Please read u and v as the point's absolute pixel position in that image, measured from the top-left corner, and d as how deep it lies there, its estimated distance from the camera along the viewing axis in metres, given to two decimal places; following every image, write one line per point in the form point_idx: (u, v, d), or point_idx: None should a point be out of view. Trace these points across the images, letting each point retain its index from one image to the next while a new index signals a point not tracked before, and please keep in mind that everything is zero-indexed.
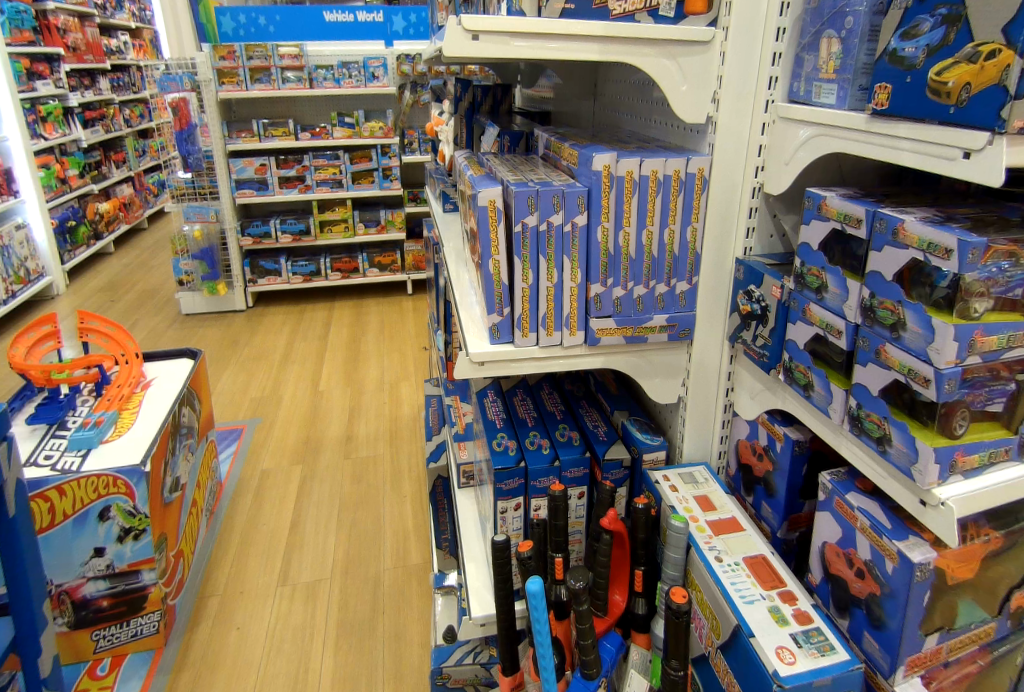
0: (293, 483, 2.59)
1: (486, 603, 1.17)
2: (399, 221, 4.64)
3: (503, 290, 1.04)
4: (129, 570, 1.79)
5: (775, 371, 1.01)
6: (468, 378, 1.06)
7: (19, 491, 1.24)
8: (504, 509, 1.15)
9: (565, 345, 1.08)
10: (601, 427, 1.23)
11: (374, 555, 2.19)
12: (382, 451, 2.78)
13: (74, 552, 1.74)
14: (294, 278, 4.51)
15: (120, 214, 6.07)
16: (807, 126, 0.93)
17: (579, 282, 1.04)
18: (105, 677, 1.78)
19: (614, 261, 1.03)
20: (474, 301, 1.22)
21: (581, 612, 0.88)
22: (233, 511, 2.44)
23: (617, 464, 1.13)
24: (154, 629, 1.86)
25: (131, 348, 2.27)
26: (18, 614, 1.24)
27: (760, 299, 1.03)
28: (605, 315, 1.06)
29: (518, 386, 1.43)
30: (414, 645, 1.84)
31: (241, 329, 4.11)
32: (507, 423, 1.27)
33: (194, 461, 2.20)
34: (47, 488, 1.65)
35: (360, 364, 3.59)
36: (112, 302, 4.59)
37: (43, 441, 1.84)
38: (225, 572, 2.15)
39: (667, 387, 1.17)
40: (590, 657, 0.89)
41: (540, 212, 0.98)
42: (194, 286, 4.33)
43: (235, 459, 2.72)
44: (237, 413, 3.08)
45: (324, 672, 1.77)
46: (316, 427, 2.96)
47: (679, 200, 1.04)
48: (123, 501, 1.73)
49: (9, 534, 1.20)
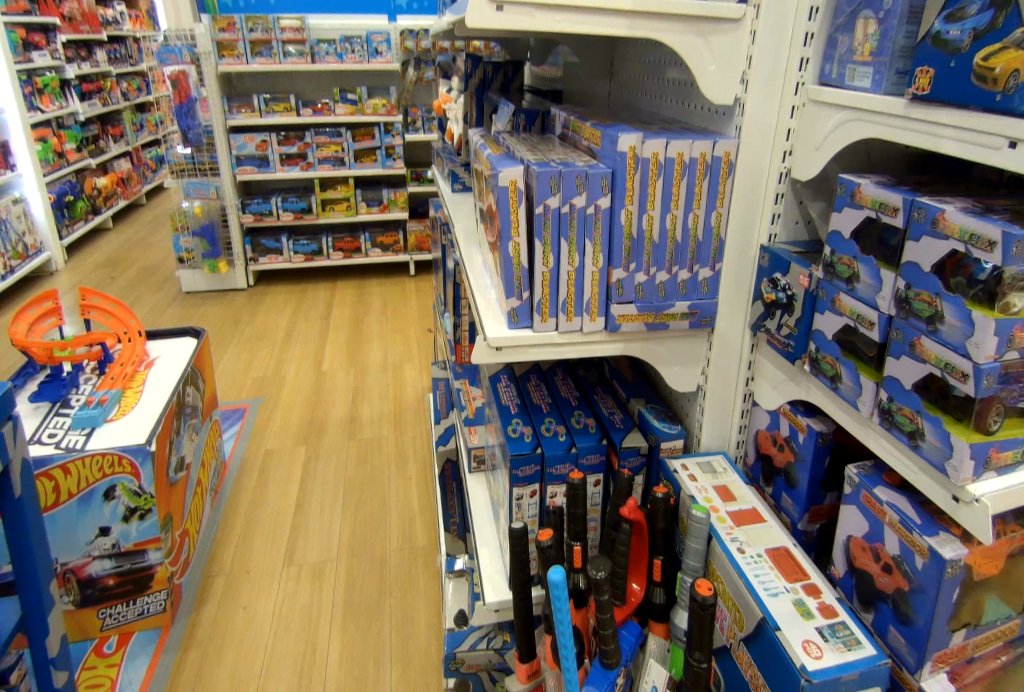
0: (297, 464, 2.58)
1: (501, 589, 1.16)
2: (401, 201, 4.58)
3: (523, 274, 1.02)
4: (136, 549, 1.79)
5: (799, 361, 0.99)
6: (485, 363, 1.07)
7: (26, 471, 1.24)
8: (519, 495, 1.14)
9: (585, 331, 1.07)
10: (618, 414, 1.22)
11: (380, 536, 2.19)
12: (386, 432, 2.77)
13: (79, 531, 1.74)
14: (295, 257, 4.48)
15: (119, 189, 6.00)
16: (839, 112, 0.91)
17: (601, 267, 1.03)
18: (112, 654, 1.79)
19: (637, 245, 1.02)
20: (491, 286, 1.22)
21: (603, 601, 0.87)
22: (238, 490, 2.44)
23: (634, 451, 1.13)
24: (162, 607, 1.87)
25: (133, 326, 2.27)
26: (24, 592, 1.25)
27: (785, 287, 1.01)
28: (626, 301, 1.05)
29: (532, 372, 1.44)
30: (422, 625, 1.85)
31: (242, 309, 4.07)
32: (522, 409, 1.27)
33: (198, 442, 2.20)
34: (52, 466, 1.66)
35: (362, 344, 3.57)
36: (111, 279, 4.56)
37: (47, 419, 1.84)
38: (231, 551, 2.16)
39: (685, 376, 1.16)
40: (609, 646, 0.87)
41: (563, 193, 0.97)
42: (195, 264, 4.31)
43: (239, 439, 2.72)
44: (240, 393, 3.07)
45: (331, 652, 1.78)
46: (320, 408, 2.95)
47: (704, 185, 1.02)
48: (129, 480, 1.73)
49: (16, 515, 1.20)
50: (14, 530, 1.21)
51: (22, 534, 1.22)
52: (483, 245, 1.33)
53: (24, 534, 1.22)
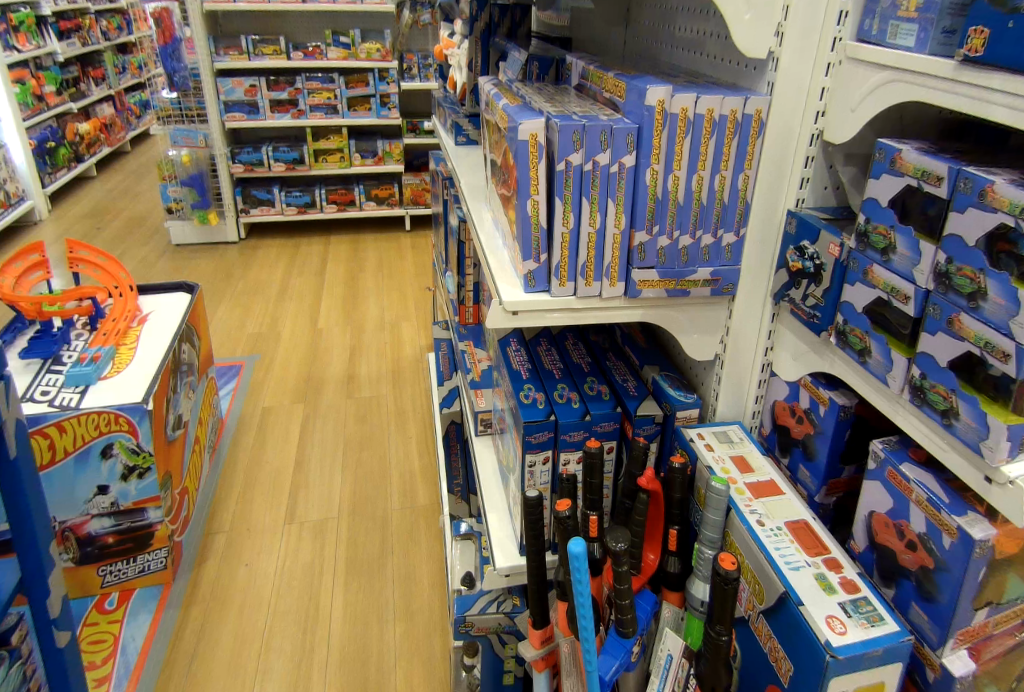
0: (296, 422, 2.57)
1: (511, 554, 1.16)
2: (396, 152, 4.46)
3: (541, 235, 0.99)
4: (135, 508, 1.78)
5: (825, 333, 0.96)
6: (501, 328, 1.04)
7: (20, 430, 1.22)
8: (532, 462, 1.13)
9: (604, 296, 1.04)
10: (631, 381, 1.21)
11: (381, 494, 2.20)
12: (385, 390, 2.75)
13: (77, 489, 1.73)
14: (288, 209, 4.37)
15: (102, 135, 5.79)
16: (879, 71, 0.87)
17: (623, 229, 0.99)
18: (114, 610, 1.80)
19: (661, 206, 0.98)
20: (504, 247, 1.19)
21: (621, 572, 0.85)
22: (237, 447, 2.43)
23: (649, 420, 1.11)
24: (162, 564, 1.87)
25: (124, 280, 2.21)
26: (23, 553, 1.23)
27: (814, 256, 0.98)
28: (647, 266, 1.02)
29: (542, 335, 1.42)
30: (425, 583, 1.87)
31: (234, 262, 3.99)
32: (533, 374, 1.26)
33: (195, 399, 2.17)
34: (47, 424, 1.64)
35: (359, 300, 3.52)
36: (98, 229, 4.44)
37: (39, 376, 1.80)
38: (231, 508, 2.16)
39: (703, 344, 1.13)
40: (626, 616, 0.86)
41: (586, 150, 0.92)
42: (183, 215, 4.19)
43: (235, 395, 2.69)
44: (235, 349, 3.04)
45: (335, 609, 1.80)
46: (317, 365, 2.93)
47: (732, 145, 0.98)
48: (126, 438, 1.71)
49: (11, 476, 1.18)
50: (9, 488, 1.19)
51: (19, 494, 1.20)
52: (494, 202, 1.30)
53: (21, 494, 1.20)
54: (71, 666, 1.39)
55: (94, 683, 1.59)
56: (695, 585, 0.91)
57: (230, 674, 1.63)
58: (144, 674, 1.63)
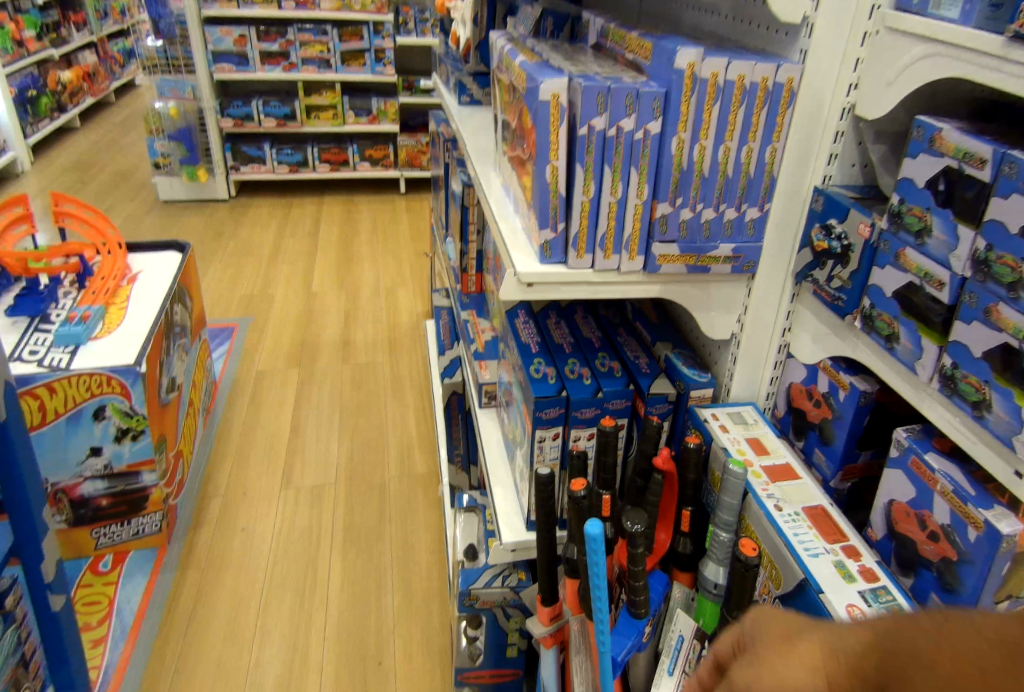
0: (291, 387, 2.54)
1: (517, 529, 1.15)
2: (392, 112, 4.33)
3: (560, 203, 0.95)
4: (129, 470, 1.76)
5: (850, 316, 0.94)
6: (515, 299, 1.01)
7: (8, 392, 1.19)
8: (542, 437, 1.12)
9: (622, 270, 1.01)
10: (644, 358, 1.18)
11: (378, 462, 2.19)
12: (381, 357, 2.72)
13: (70, 450, 1.70)
14: (279, 168, 4.25)
15: (85, 84, 5.58)
16: (919, 44, 0.83)
17: (645, 199, 0.96)
18: (108, 573, 1.79)
19: (685, 178, 0.95)
20: (516, 213, 1.16)
21: (638, 555, 0.83)
22: (232, 410, 2.41)
23: (662, 398, 1.09)
24: (157, 528, 1.85)
25: (112, 237, 2.14)
26: (15, 515, 1.21)
27: (841, 236, 0.95)
28: (669, 239, 0.99)
29: (550, 308, 1.40)
30: (423, 551, 1.88)
31: (225, 221, 3.89)
32: (543, 348, 1.23)
33: (189, 361, 2.13)
34: (36, 386, 1.60)
35: (353, 264, 3.46)
36: (84, 183, 4.31)
37: (27, 335, 1.75)
38: (226, 473, 2.14)
39: (720, 323, 1.11)
40: (640, 598, 0.85)
41: (610, 114, 0.89)
42: (171, 170, 4.07)
43: (228, 358, 2.65)
44: (228, 310, 2.98)
45: (332, 575, 1.81)
46: (312, 329, 2.88)
47: (762, 114, 0.93)
48: (119, 401, 1.68)
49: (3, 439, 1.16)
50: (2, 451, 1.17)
51: (9, 457, 1.17)
52: (506, 166, 1.26)
53: (12, 455, 1.18)
54: (68, 629, 1.37)
55: (90, 644, 1.59)
56: (709, 567, 0.88)
57: (227, 638, 1.64)
58: (141, 636, 1.63)
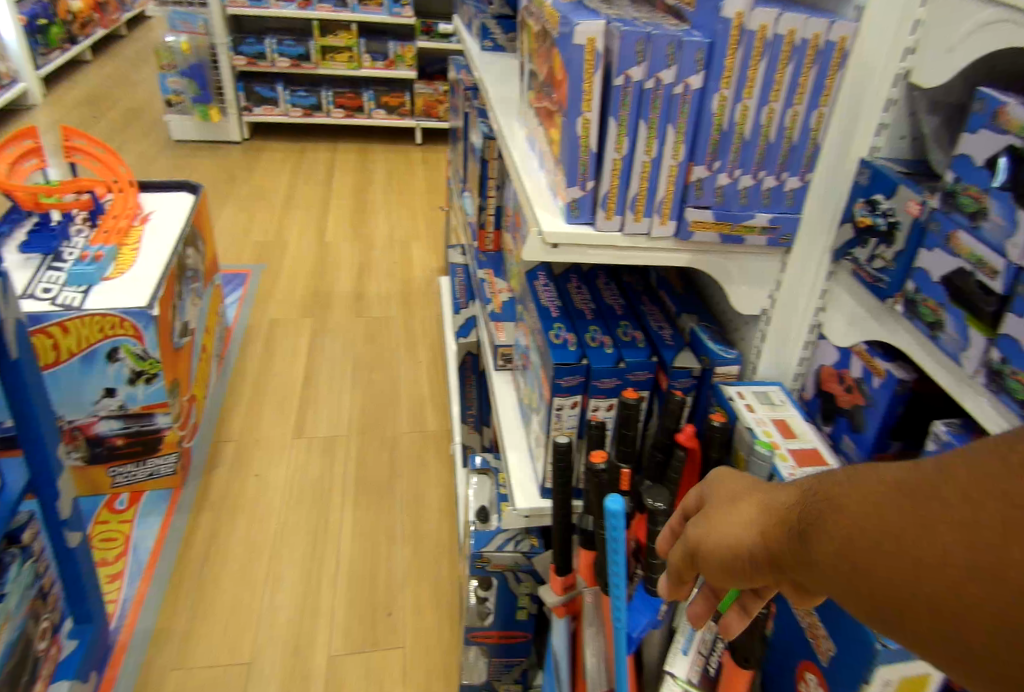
0: (304, 337, 2.52)
1: (531, 496, 1.15)
2: (409, 57, 4.18)
3: (590, 159, 0.91)
4: (143, 412, 1.77)
5: (891, 299, 0.91)
6: (538, 259, 0.99)
7: (20, 330, 1.17)
8: (560, 405, 1.10)
9: (652, 235, 0.98)
10: (667, 330, 1.16)
11: (390, 417, 2.19)
12: (394, 311, 2.70)
13: (84, 390, 1.70)
14: (293, 111, 4.15)
15: (97, 15, 5.42)
16: (985, 8, 0.76)
17: (681, 161, 0.91)
18: (125, 510, 1.82)
19: (725, 140, 0.90)
20: (540, 168, 1.11)
21: (655, 532, 0.84)
22: (245, 358, 2.40)
23: (685, 372, 1.07)
24: (172, 470, 1.87)
25: (123, 174, 2.09)
26: (30, 450, 1.21)
27: (887, 212, 0.91)
28: (703, 205, 0.95)
29: (571, 272, 1.36)
30: (433, 507, 1.89)
31: (238, 165, 3.82)
32: (563, 313, 1.20)
33: (202, 306, 2.12)
34: (49, 325, 1.59)
35: (367, 215, 3.40)
36: (95, 118, 4.23)
37: (40, 272, 1.73)
38: (239, 419, 2.15)
39: (751, 298, 1.10)
40: (658, 576, 0.83)
41: (650, 65, 0.84)
42: (184, 109, 3.98)
43: (241, 306, 2.63)
44: (241, 256, 2.95)
45: (343, 526, 1.83)
46: (325, 280, 2.85)
47: (811, 75, 0.88)
48: (132, 343, 1.67)
49: (15, 377, 1.15)
50: (11, 386, 1.16)
51: (22, 394, 1.17)
52: (530, 118, 1.21)
53: (27, 397, 1.17)
54: (85, 563, 1.39)
55: (107, 579, 1.64)
56: None
57: (241, 580, 1.67)
58: (157, 573, 1.67)
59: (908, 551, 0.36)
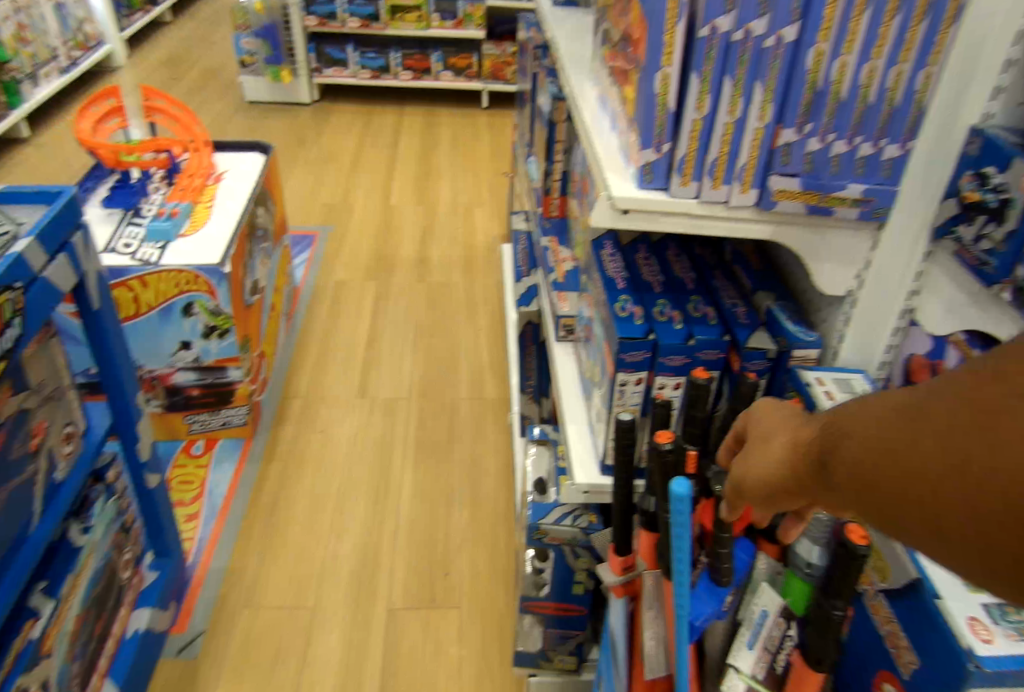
0: (368, 299, 2.56)
1: (591, 472, 1.14)
2: (478, 16, 4.09)
3: (668, 119, 0.85)
4: (216, 365, 1.83)
5: (999, 287, 0.79)
6: (609, 224, 0.96)
7: (102, 284, 1.21)
8: (623, 381, 1.07)
9: (730, 203, 0.92)
10: (741, 309, 1.10)
11: (451, 382, 2.21)
12: (456, 277, 2.70)
13: (162, 341, 1.77)
14: (362, 72, 4.17)
15: None
16: None
17: (768, 123, 0.85)
18: (201, 456, 1.91)
19: (819, 101, 0.83)
20: (612, 130, 1.06)
21: (723, 520, 0.78)
22: (312, 317, 2.46)
23: (760, 354, 1.02)
24: (244, 420, 1.94)
25: (199, 134, 2.13)
26: (113, 396, 1.27)
27: (998, 186, 0.79)
28: (790, 172, 0.89)
29: (640, 242, 1.31)
30: (492, 474, 1.91)
31: (308, 126, 3.87)
32: (630, 285, 1.16)
33: (272, 266, 2.17)
34: (129, 278, 1.66)
35: (432, 179, 3.39)
36: (175, 79, 4.35)
37: (121, 228, 1.80)
38: (307, 377, 2.20)
39: (836, 277, 1.03)
40: (724, 565, 0.81)
41: (739, 14, 0.77)
42: (257, 70, 4.04)
43: (309, 266, 2.69)
44: (309, 218, 3.00)
45: (405, 485, 1.86)
46: (389, 243, 2.87)
47: (921, 29, 0.79)
48: (206, 299, 1.73)
49: (96, 328, 1.20)
50: (95, 336, 1.21)
51: (104, 344, 1.22)
52: (604, 77, 1.16)
53: (107, 345, 1.22)
54: (165, 504, 1.46)
55: (185, 518, 1.74)
56: (802, 545, 0.79)
57: (307, 530, 1.73)
58: (230, 516, 1.75)
59: (893, 466, 0.41)
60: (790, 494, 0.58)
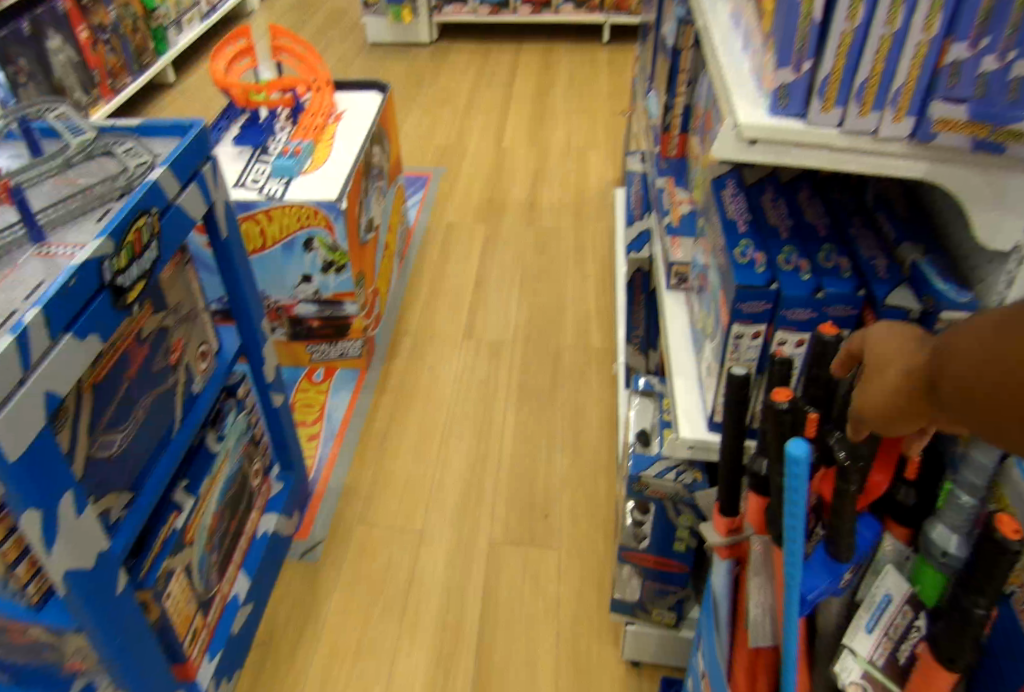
0: (477, 242, 2.55)
1: (697, 425, 1.09)
2: None
3: (812, 32, 0.75)
4: (335, 299, 1.91)
5: None
6: (731, 156, 0.87)
7: (229, 213, 1.26)
8: (739, 335, 0.99)
9: (878, 134, 0.79)
10: (881, 263, 0.96)
11: (556, 329, 2.18)
12: (567, 222, 2.63)
13: (287, 274, 1.87)
14: (481, 9, 4.08)
15: None
16: None
17: (933, 36, 0.70)
18: (321, 382, 2.02)
19: (1002, 7, 0.66)
20: (745, 52, 0.95)
21: (846, 491, 0.70)
22: (423, 258, 2.49)
23: (899, 314, 0.88)
24: (359, 353, 2.03)
25: (321, 73, 2.16)
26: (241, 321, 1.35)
27: None
28: (956, 99, 0.73)
29: (765, 181, 1.19)
30: (593, 424, 1.88)
31: (426, 67, 3.86)
32: (752, 228, 1.06)
33: (386, 205, 2.20)
34: (257, 211, 1.74)
35: (546, 120, 3.29)
36: (303, 21, 4.46)
37: (250, 164, 1.88)
38: (416, 315, 2.25)
39: (1007, 228, 0.83)
40: (843, 539, 0.73)
41: None
42: (378, 10, 4.05)
43: (422, 208, 2.72)
44: (423, 159, 3.02)
45: (507, 427, 1.87)
46: (500, 186, 2.84)
47: None
48: (325, 234, 1.79)
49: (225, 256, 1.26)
50: (227, 264, 1.28)
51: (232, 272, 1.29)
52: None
53: (236, 272, 1.29)
54: (289, 426, 1.56)
55: (306, 438, 1.86)
56: (937, 530, 0.73)
57: (414, 461, 1.79)
58: (347, 439, 1.85)
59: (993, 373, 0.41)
60: (905, 417, 0.58)
